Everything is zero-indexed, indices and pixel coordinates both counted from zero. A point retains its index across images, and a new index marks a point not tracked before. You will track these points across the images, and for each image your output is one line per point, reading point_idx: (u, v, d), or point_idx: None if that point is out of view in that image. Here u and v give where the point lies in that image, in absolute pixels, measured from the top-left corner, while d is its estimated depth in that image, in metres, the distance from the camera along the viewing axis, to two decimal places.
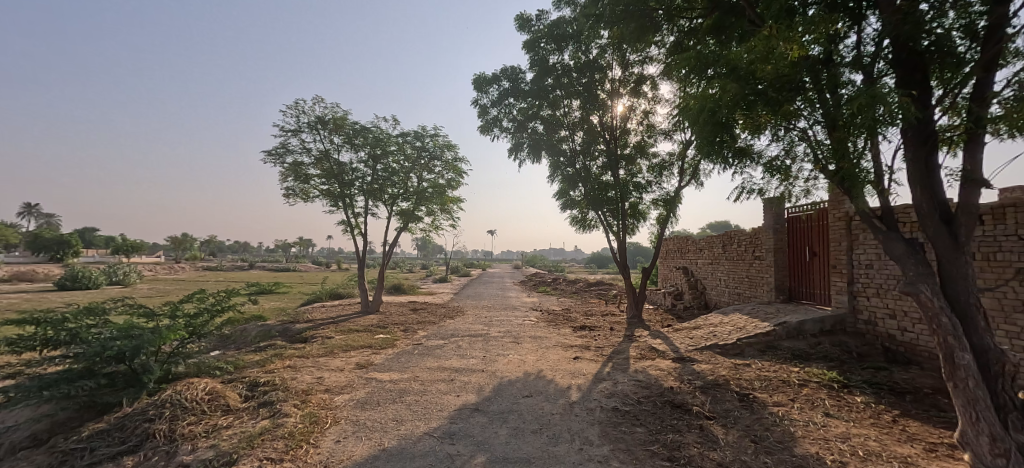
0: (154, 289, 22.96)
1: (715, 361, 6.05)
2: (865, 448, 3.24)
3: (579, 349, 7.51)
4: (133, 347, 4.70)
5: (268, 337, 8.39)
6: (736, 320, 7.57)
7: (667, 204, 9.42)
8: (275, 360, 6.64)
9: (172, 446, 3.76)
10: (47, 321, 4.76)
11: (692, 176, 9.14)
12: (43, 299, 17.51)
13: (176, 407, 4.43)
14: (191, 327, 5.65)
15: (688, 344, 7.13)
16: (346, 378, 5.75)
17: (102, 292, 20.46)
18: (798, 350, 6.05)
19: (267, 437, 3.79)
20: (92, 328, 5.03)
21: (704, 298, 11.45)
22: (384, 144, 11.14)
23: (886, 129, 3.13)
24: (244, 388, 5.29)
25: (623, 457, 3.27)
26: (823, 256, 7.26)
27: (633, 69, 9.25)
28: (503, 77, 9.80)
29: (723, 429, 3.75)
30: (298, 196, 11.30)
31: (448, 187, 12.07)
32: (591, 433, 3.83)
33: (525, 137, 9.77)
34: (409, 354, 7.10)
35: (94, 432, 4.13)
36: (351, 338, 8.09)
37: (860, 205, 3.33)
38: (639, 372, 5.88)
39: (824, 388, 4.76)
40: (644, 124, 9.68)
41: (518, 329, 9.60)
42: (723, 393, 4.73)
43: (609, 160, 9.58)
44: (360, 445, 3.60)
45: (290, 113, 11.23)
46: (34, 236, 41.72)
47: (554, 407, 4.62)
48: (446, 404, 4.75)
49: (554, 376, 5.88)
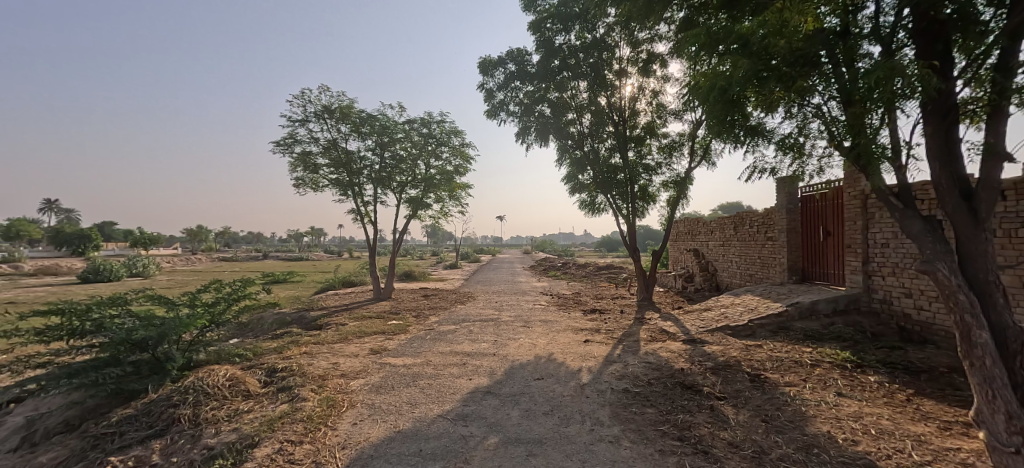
0: (172, 280, 23.58)
1: (725, 342, 6.04)
2: (877, 427, 3.24)
3: (589, 332, 7.56)
4: (157, 334, 4.96)
5: (283, 325, 8.60)
6: (748, 301, 7.54)
7: (677, 186, 9.27)
8: (291, 346, 6.80)
9: (196, 430, 3.89)
10: (71, 310, 4.96)
11: (704, 157, 8.97)
12: (67, 291, 18.17)
13: (199, 393, 4.59)
14: (211, 315, 5.82)
15: (698, 325, 7.13)
16: (361, 364, 5.88)
17: (122, 285, 20.90)
18: (811, 331, 6.03)
19: (287, 421, 3.92)
20: (114, 318, 5.22)
21: (715, 281, 11.39)
22: (391, 131, 11.12)
23: (905, 102, 3.05)
24: (263, 375, 5.45)
25: (634, 436, 3.33)
26: (838, 235, 7.15)
27: (642, 47, 9.02)
28: (508, 59, 9.61)
29: (733, 409, 3.78)
30: (307, 186, 11.36)
31: (456, 173, 12.02)
32: (602, 414, 3.89)
33: (532, 122, 9.64)
34: (421, 339, 7.21)
35: (123, 417, 4.33)
36: (364, 324, 8.26)
37: (875, 182, 3.28)
38: (649, 354, 5.90)
39: (837, 368, 4.74)
40: (653, 105, 9.47)
41: (528, 314, 9.66)
42: (734, 374, 4.75)
43: (618, 142, 9.42)
44: (375, 428, 3.70)
45: (297, 103, 10.98)
46: (57, 230, 43.05)
47: (566, 389, 4.68)
48: (459, 387, 4.84)
49: (563, 359, 5.93)
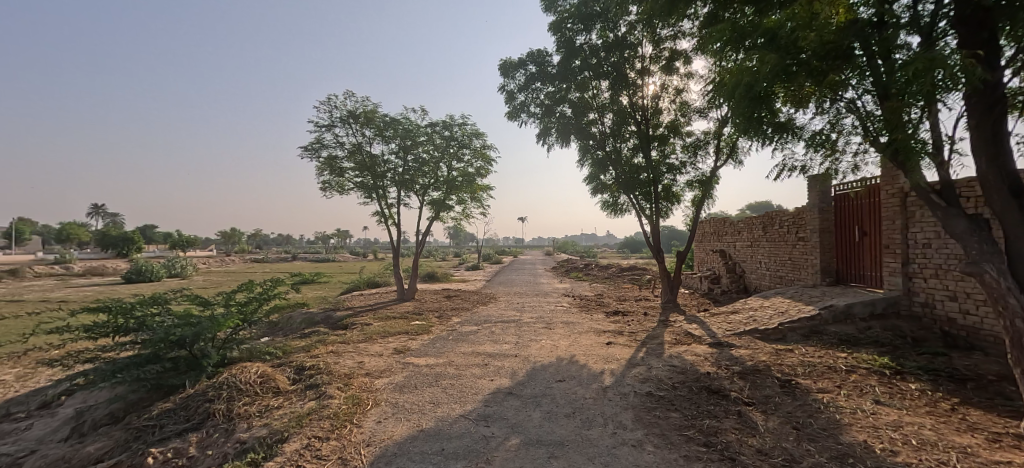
0: (208, 280, 24.72)
1: (754, 346, 5.86)
2: (918, 438, 3.07)
3: (612, 334, 7.46)
4: (193, 333, 5.19)
5: (311, 325, 8.85)
6: (778, 304, 7.28)
7: (703, 185, 9.05)
8: (319, 345, 7.00)
9: (230, 424, 4.06)
10: (117, 308, 5.28)
11: (731, 156, 8.73)
12: (113, 290, 19.28)
13: (232, 389, 4.77)
14: (244, 314, 6.06)
15: (725, 328, 6.94)
16: (385, 363, 6.00)
17: (162, 285, 22.04)
18: (846, 335, 5.76)
19: (314, 417, 4.03)
20: (156, 316, 5.51)
21: (743, 282, 11.05)
22: (414, 135, 11.28)
23: (947, 94, 2.91)
24: (292, 372, 5.63)
25: (658, 441, 3.27)
26: (874, 235, 6.83)
27: (665, 45, 8.86)
28: (529, 60, 9.60)
29: (763, 415, 3.66)
30: (333, 189, 11.65)
31: (478, 175, 12.10)
32: (625, 417, 3.83)
33: (554, 122, 9.58)
34: (444, 340, 7.28)
35: (163, 411, 4.56)
36: (388, 325, 8.41)
37: (916, 178, 3.23)
38: (674, 358, 5.78)
39: (874, 375, 4.52)
40: (677, 103, 9.28)
41: (549, 315, 9.62)
42: (764, 379, 4.60)
43: (641, 141, 9.27)
44: (398, 426, 3.76)
45: (323, 108, 11.24)
46: (104, 233, 45.75)
47: (588, 391, 4.64)
48: (481, 388, 4.87)
49: (585, 361, 5.88)
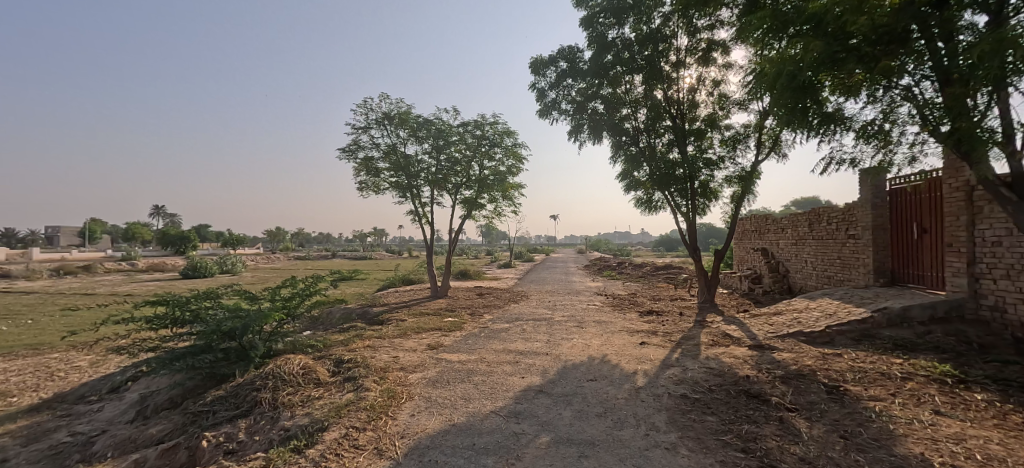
0: (257, 276, 26.27)
1: (799, 350, 5.57)
2: (984, 452, 2.83)
3: (645, 334, 7.31)
4: (242, 325, 5.53)
5: (349, 320, 9.19)
6: (825, 306, 6.88)
7: (743, 181, 8.67)
8: (356, 340, 7.25)
9: (275, 412, 4.29)
10: (175, 302, 5.70)
11: (773, 149, 8.32)
12: (173, 285, 20.85)
13: (277, 378, 5.04)
14: (288, 308, 6.39)
15: (767, 331, 6.64)
16: (419, 358, 6.15)
17: (216, 281, 23.62)
18: (901, 340, 5.37)
19: (352, 408, 4.20)
20: (209, 308, 5.91)
21: (787, 282, 10.52)
22: (446, 135, 11.44)
23: (1019, 77, 2.70)
24: (331, 365, 5.88)
25: (692, 445, 3.18)
26: (936, 232, 6.32)
27: (702, 35, 8.57)
28: (560, 57, 9.52)
29: (806, 422, 3.48)
30: (370, 189, 12.03)
31: (509, 173, 12.14)
32: (658, 419, 3.75)
33: (586, 118, 9.41)
34: (476, 337, 7.38)
35: (216, 398, 4.90)
36: (422, 321, 8.61)
37: (983, 170, 3.08)
38: (710, 359, 5.59)
39: (934, 383, 4.19)
40: (715, 95, 8.95)
41: (581, 314, 9.54)
42: (809, 384, 4.37)
43: (676, 136, 9.01)
44: (431, 420, 3.85)
45: (359, 112, 11.59)
46: (163, 232, 49.44)
47: (620, 392, 4.58)
48: (511, 385, 4.91)
49: (618, 361, 5.79)
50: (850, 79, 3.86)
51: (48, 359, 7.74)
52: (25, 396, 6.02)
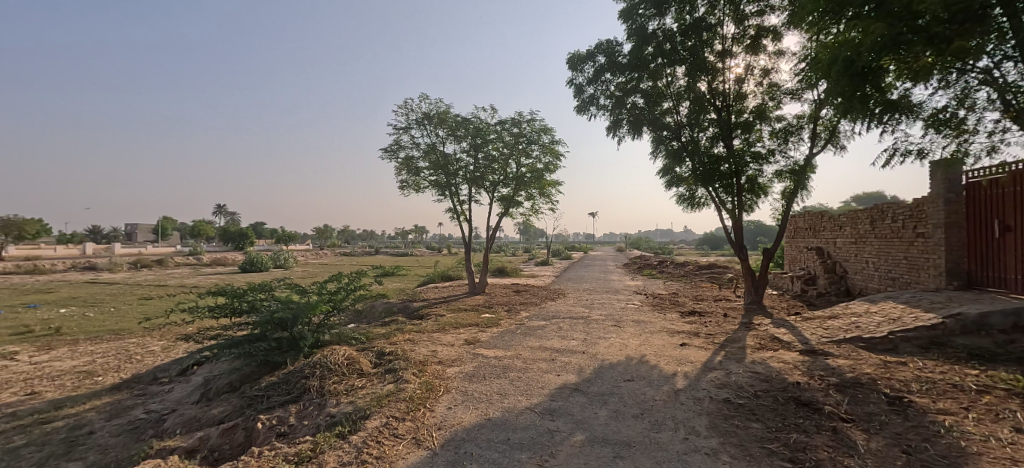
0: (307, 271, 27.95)
1: (856, 356, 5.20)
2: None
3: (686, 335, 7.08)
4: (292, 315, 5.91)
5: (391, 314, 9.55)
6: (888, 310, 6.37)
7: (795, 175, 8.18)
8: (397, 333, 7.52)
9: (322, 399, 4.55)
10: (234, 293, 6.16)
11: (830, 141, 7.79)
12: (233, 278, 22.55)
13: (324, 367, 5.33)
14: (334, 301, 6.73)
15: (821, 335, 6.24)
16: (456, 353, 6.30)
17: (271, 275, 25.35)
18: (977, 350, 4.89)
19: (393, 399, 4.37)
20: (263, 299, 6.32)
21: (845, 284, 9.82)
22: (484, 133, 11.57)
23: None
24: (374, 357, 6.14)
25: (735, 452, 3.06)
26: (1020, 231, 5.70)
27: (750, 22, 8.15)
28: (598, 52, 9.36)
29: (863, 434, 3.26)
30: (410, 188, 12.40)
31: (546, 171, 12.11)
32: (698, 423, 3.64)
33: (625, 114, 9.19)
34: (512, 333, 7.45)
35: (269, 383, 5.26)
36: (460, 317, 8.79)
37: None
38: (757, 364, 5.34)
39: (1016, 398, 3.79)
40: (764, 85, 8.48)
41: (618, 313, 9.38)
42: (867, 394, 4.08)
43: (722, 130, 8.63)
44: (467, 413, 3.94)
45: (401, 112, 11.97)
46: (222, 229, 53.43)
47: (658, 393, 4.48)
48: (547, 382, 4.92)
49: (657, 362, 5.65)
50: (918, 63, 3.57)
51: (128, 343, 8.60)
52: (109, 376, 6.72)
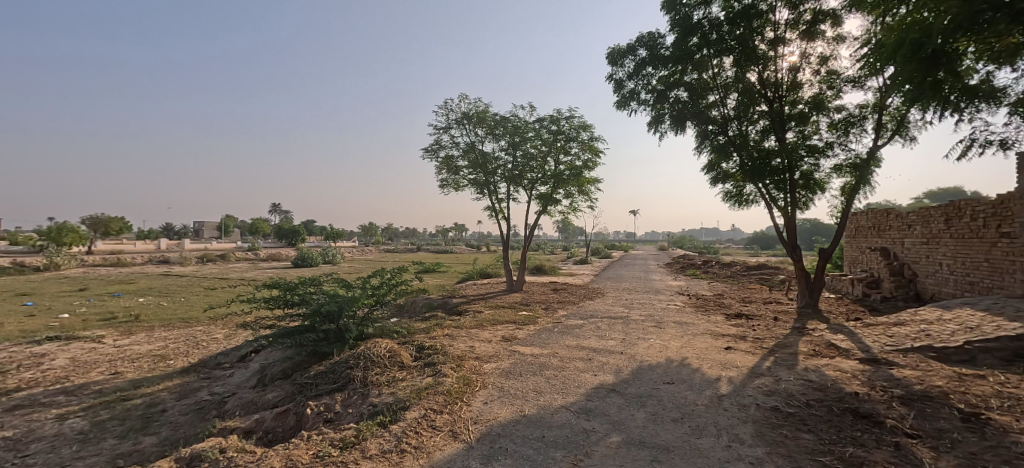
0: (353, 266, 29.37)
1: (924, 368, 4.78)
2: None
3: (732, 339, 6.78)
4: (338, 307, 6.24)
5: (431, 309, 9.83)
6: (964, 318, 5.79)
7: (857, 169, 7.60)
8: (436, 328, 7.74)
9: (365, 389, 4.77)
10: (286, 286, 6.57)
11: (897, 132, 7.17)
12: (287, 272, 24.12)
13: (367, 359, 5.57)
14: (377, 295, 7.02)
15: (884, 343, 5.78)
16: (493, 349, 6.39)
17: (321, 270, 26.89)
18: None
19: (431, 391, 4.51)
20: (312, 293, 6.70)
21: (914, 288, 9.01)
22: (522, 132, 11.61)
23: None
24: (414, 350, 6.34)
25: (783, 462, 2.92)
26: None
27: (806, 6, 7.65)
28: (639, 45, 9.12)
29: (930, 452, 3.00)
30: (450, 187, 12.67)
31: (585, 168, 11.97)
32: (742, 431, 3.49)
33: (667, 108, 8.91)
34: (549, 332, 7.46)
35: (317, 372, 5.58)
36: (498, 314, 8.90)
37: None
38: (809, 371, 5.03)
39: None
40: (822, 74, 7.94)
41: (659, 314, 9.14)
42: (936, 409, 3.74)
43: (773, 122, 8.17)
44: (503, 409, 4.00)
45: (442, 113, 12.27)
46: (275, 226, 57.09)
47: (699, 398, 4.33)
48: (583, 381, 4.89)
49: (699, 366, 5.46)
50: (1001, 42, 3.24)
51: (195, 330, 9.41)
52: (179, 360, 7.39)
